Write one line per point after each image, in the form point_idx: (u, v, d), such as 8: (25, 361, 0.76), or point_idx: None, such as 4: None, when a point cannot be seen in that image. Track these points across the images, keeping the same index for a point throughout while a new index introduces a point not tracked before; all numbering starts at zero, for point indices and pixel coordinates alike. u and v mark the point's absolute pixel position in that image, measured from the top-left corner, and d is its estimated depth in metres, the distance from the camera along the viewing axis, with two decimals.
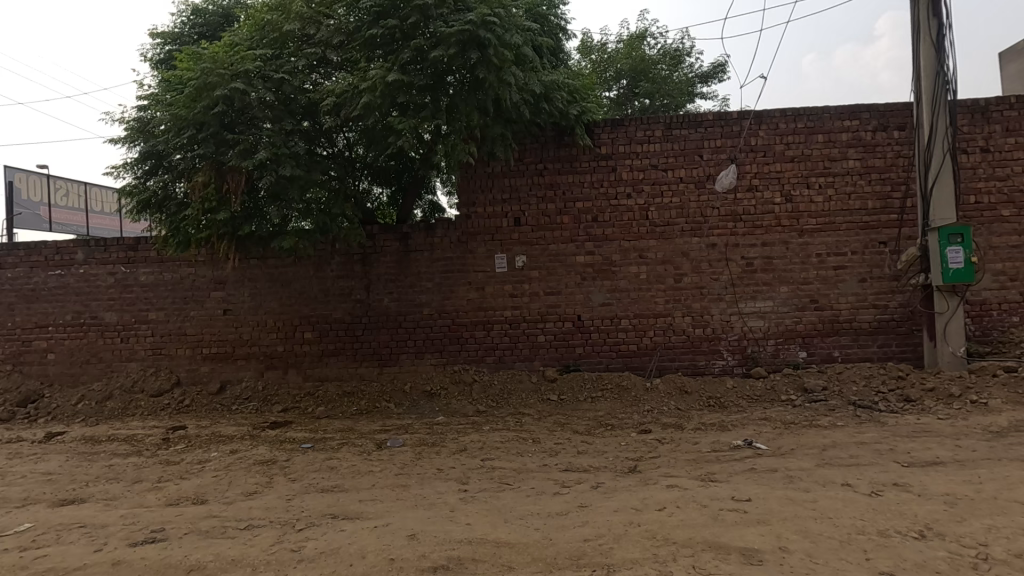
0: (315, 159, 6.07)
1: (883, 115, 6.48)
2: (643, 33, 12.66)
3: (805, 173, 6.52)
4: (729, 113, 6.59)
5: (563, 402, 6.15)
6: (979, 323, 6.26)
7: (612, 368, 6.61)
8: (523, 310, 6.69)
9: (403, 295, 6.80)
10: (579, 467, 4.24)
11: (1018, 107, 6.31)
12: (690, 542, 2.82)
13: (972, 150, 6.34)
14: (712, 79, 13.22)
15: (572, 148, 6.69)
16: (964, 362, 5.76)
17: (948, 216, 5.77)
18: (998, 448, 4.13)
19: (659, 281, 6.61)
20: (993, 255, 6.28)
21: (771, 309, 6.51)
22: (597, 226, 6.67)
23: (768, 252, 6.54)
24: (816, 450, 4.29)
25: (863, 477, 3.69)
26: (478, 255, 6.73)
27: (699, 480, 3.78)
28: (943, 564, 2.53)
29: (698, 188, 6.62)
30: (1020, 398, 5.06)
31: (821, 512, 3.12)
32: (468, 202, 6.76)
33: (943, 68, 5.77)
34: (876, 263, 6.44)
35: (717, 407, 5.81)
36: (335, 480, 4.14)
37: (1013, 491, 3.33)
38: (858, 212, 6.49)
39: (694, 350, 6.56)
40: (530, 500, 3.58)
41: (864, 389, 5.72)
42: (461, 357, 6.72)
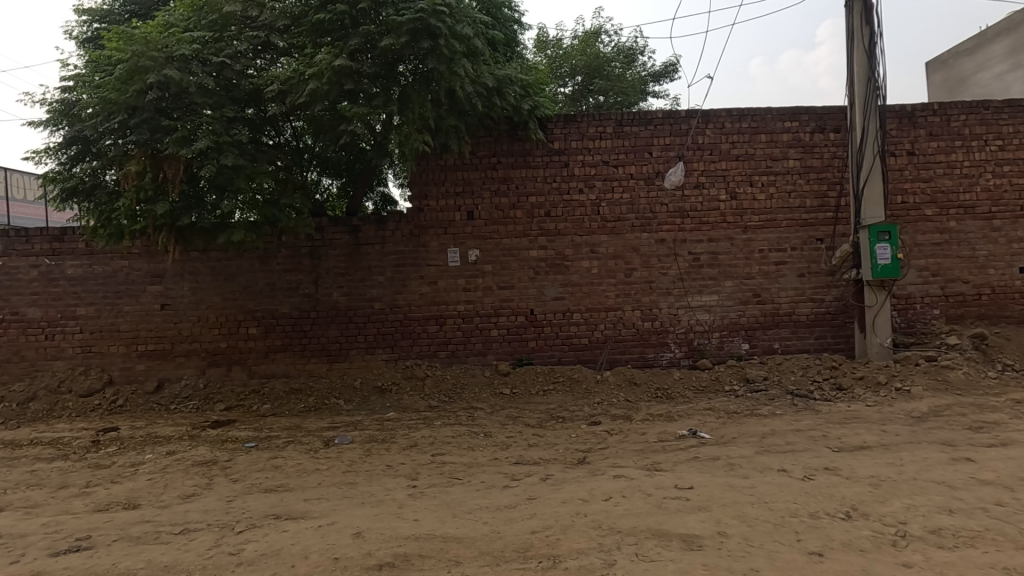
0: (260, 147, 5.84)
1: (821, 118, 6.80)
2: (597, 30, 12.83)
3: (749, 172, 6.76)
4: (678, 112, 6.75)
5: (516, 396, 6.17)
6: (906, 316, 6.68)
7: (564, 361, 6.68)
8: (476, 304, 6.66)
9: (354, 289, 6.65)
10: (530, 460, 4.27)
11: (940, 113, 6.74)
12: (634, 531, 2.88)
13: (900, 152, 6.73)
14: (663, 78, 13.51)
15: (525, 143, 6.70)
16: (890, 352, 6.14)
17: (878, 215, 6.12)
18: (918, 432, 4.42)
19: (610, 275, 6.72)
20: (917, 252, 6.70)
21: (717, 303, 6.74)
22: (550, 221, 6.71)
23: (714, 248, 6.75)
24: (756, 438, 4.47)
25: (798, 462, 3.88)
26: (431, 249, 6.65)
27: (645, 469, 3.88)
28: (866, 542, 2.68)
29: (647, 184, 6.76)
30: (939, 385, 5.43)
31: (758, 497, 3.26)
32: (420, 195, 6.66)
33: (874, 73, 6.09)
34: (813, 258, 6.76)
35: (665, 398, 5.97)
36: (280, 479, 4.02)
37: (930, 471, 3.57)
38: (797, 210, 6.78)
39: (643, 343, 6.71)
40: (479, 494, 3.58)
41: (802, 379, 6.01)
42: (414, 352, 6.65)
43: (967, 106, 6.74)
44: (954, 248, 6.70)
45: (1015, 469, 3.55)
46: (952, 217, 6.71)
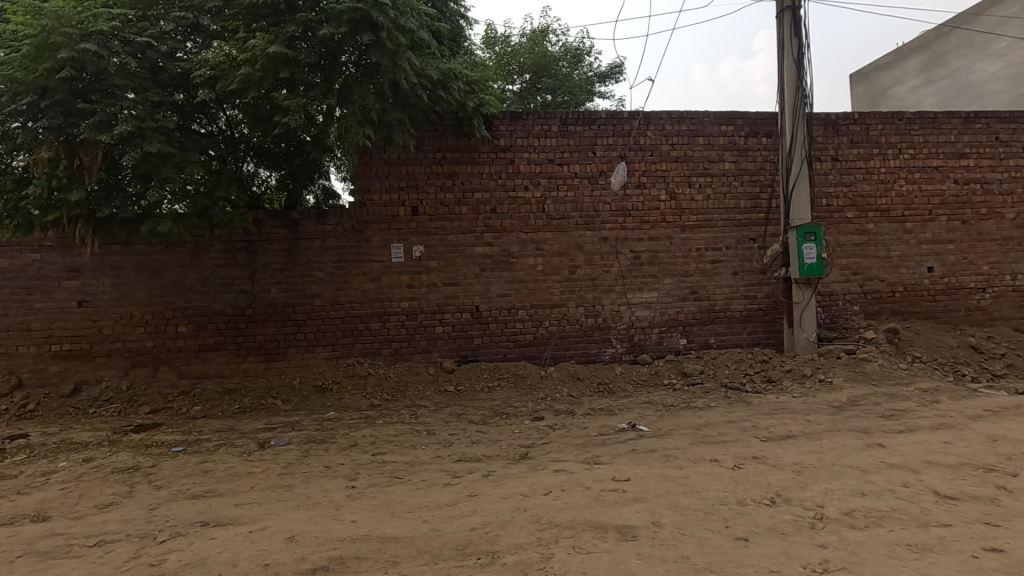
0: (189, 135, 5.54)
1: (754, 123, 7.13)
2: (545, 29, 12.92)
3: (688, 173, 7.00)
4: (621, 112, 6.89)
5: (460, 393, 6.13)
6: (829, 312, 7.11)
7: (509, 358, 6.70)
8: (421, 301, 6.58)
9: (292, 285, 6.42)
10: (473, 457, 4.26)
11: (860, 122, 7.21)
12: (572, 524, 2.93)
13: (825, 158, 7.15)
14: (609, 79, 13.77)
15: (471, 139, 6.67)
16: (815, 345, 6.53)
17: (804, 217, 6.48)
18: (838, 421, 4.72)
19: (555, 272, 6.79)
20: (839, 252, 7.14)
21: (657, 300, 6.94)
22: (496, 218, 6.71)
23: (654, 246, 6.95)
24: (691, 430, 4.64)
25: (729, 452, 4.05)
26: (374, 245, 6.51)
27: (585, 463, 3.95)
28: (787, 526, 2.83)
29: (591, 183, 6.87)
30: (857, 376, 5.81)
31: (691, 487, 3.39)
32: (363, 189, 6.49)
33: (801, 82, 6.44)
34: (746, 257, 7.08)
35: (606, 393, 6.10)
36: (208, 484, 3.83)
37: (846, 457, 3.82)
38: (732, 210, 7.08)
39: (587, 339, 6.84)
40: (420, 493, 3.54)
41: (735, 372, 6.29)
42: (356, 350, 6.50)
43: (884, 116, 7.24)
44: (872, 248, 7.18)
45: (920, 453, 3.84)
46: (870, 220, 7.19)
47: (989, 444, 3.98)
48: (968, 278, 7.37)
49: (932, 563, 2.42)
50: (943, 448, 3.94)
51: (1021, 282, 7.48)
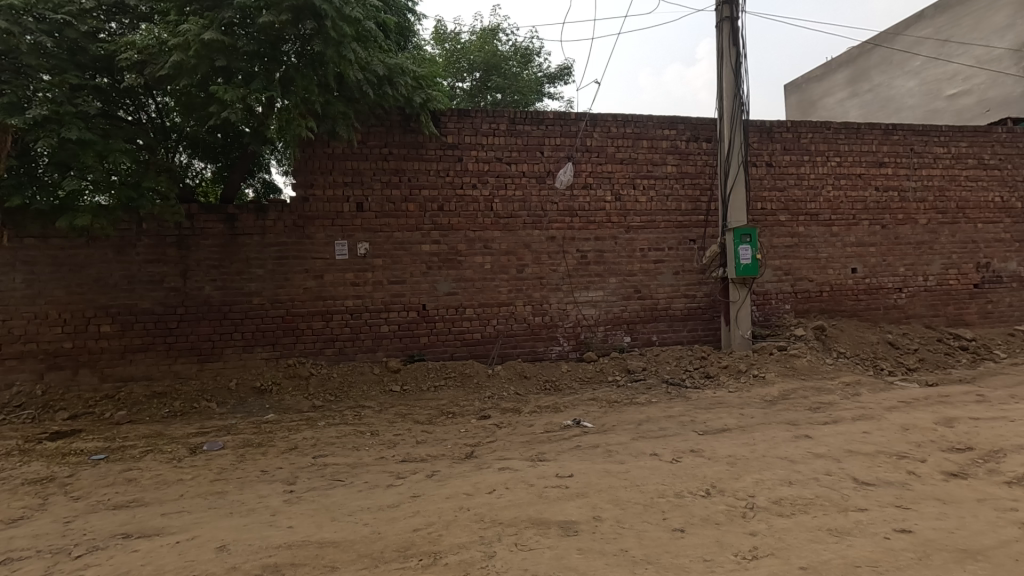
0: (114, 122, 5.20)
1: (694, 128, 7.39)
2: (495, 28, 12.94)
3: (632, 175, 7.18)
4: (568, 113, 6.98)
5: (406, 393, 6.03)
6: (763, 310, 7.46)
7: (456, 357, 6.66)
8: (366, 300, 6.44)
9: (228, 282, 6.13)
10: (417, 457, 4.21)
11: (792, 131, 7.60)
12: (515, 521, 2.94)
13: (760, 164, 7.49)
14: (558, 80, 13.92)
15: (418, 135, 6.58)
16: (749, 342, 6.85)
17: (740, 219, 6.78)
18: (769, 414, 4.97)
19: (503, 271, 6.81)
20: (773, 253, 7.51)
21: (602, 298, 7.08)
22: (443, 216, 6.65)
23: (600, 246, 7.09)
24: (633, 425, 4.77)
25: (668, 446, 4.19)
26: (316, 241, 6.31)
27: (530, 460, 3.98)
28: (720, 516, 2.95)
29: (539, 183, 6.93)
30: (788, 371, 6.13)
31: (631, 481, 3.47)
32: (305, 183, 6.28)
33: (739, 91, 6.72)
34: (687, 257, 7.33)
35: (552, 390, 6.18)
36: (132, 494, 3.60)
37: (775, 449, 4.02)
38: (674, 212, 7.31)
39: (534, 337, 6.89)
40: (361, 495, 3.46)
41: (675, 369, 6.50)
42: (297, 350, 6.28)
43: (813, 126, 7.66)
44: (802, 250, 7.59)
45: (842, 443, 4.09)
46: (800, 223, 7.59)
47: (902, 433, 4.28)
48: (886, 278, 7.91)
49: (850, 546, 2.57)
50: (862, 438, 4.21)
51: (932, 283, 8.11)
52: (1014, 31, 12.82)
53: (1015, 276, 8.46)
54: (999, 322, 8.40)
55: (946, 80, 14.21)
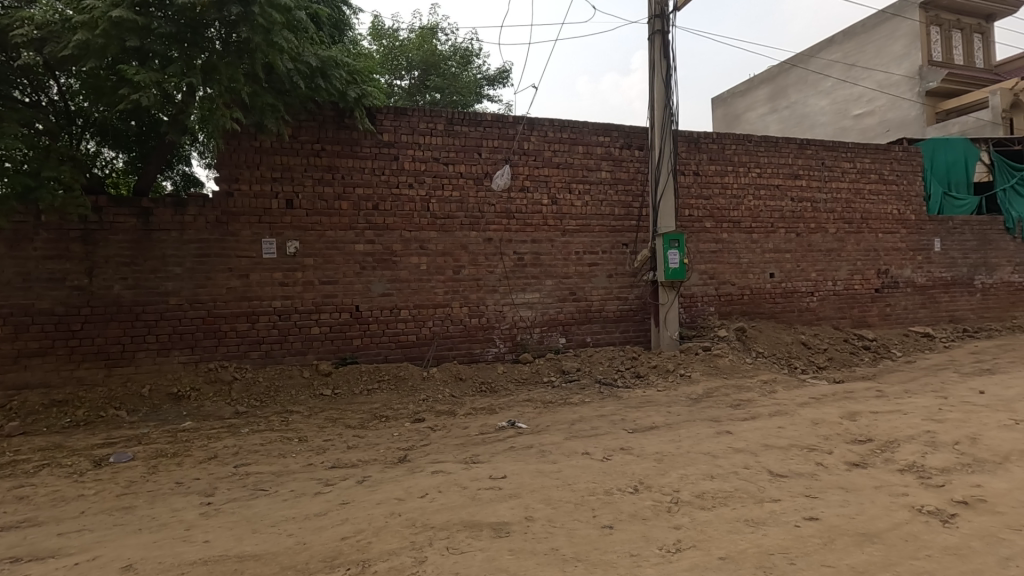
0: (8, 103, 4.74)
1: (627, 136, 7.64)
2: (434, 27, 12.85)
3: (568, 180, 7.33)
4: (506, 116, 7.04)
5: (337, 397, 5.84)
6: (690, 312, 7.80)
7: (390, 359, 6.53)
8: (294, 301, 6.18)
9: (142, 281, 5.70)
10: (347, 462, 4.08)
11: (717, 142, 8.00)
12: (447, 525, 2.91)
13: (688, 172, 7.83)
14: (498, 83, 13.99)
15: (352, 132, 6.41)
16: (677, 343, 7.17)
17: (669, 225, 7.08)
18: (695, 411, 5.20)
19: (439, 272, 6.74)
20: (699, 258, 7.87)
21: (538, 300, 7.16)
22: (378, 215, 6.50)
23: (536, 248, 7.17)
24: (566, 425, 4.85)
25: (599, 445, 4.29)
26: (241, 239, 6.00)
27: (463, 463, 3.95)
28: (647, 511, 3.05)
29: (477, 184, 6.92)
30: (712, 370, 6.45)
31: (562, 480, 3.53)
32: (229, 177, 5.95)
33: (669, 102, 7.02)
34: (619, 261, 7.56)
35: (488, 392, 6.18)
36: (24, 513, 3.27)
37: (699, 445, 4.20)
38: (608, 217, 7.52)
39: (470, 339, 6.86)
40: (285, 504, 3.31)
41: (608, 369, 6.68)
42: (219, 353, 5.93)
43: (736, 138, 8.11)
44: (726, 256, 8.01)
45: (759, 438, 4.34)
46: (724, 230, 8.01)
47: (812, 427, 4.60)
48: (800, 283, 8.49)
49: (764, 535, 2.73)
50: (778, 432, 4.49)
51: (840, 287, 8.77)
52: (909, 60, 14.27)
53: (909, 281, 9.32)
54: (896, 323, 9.21)
55: (852, 101, 15.59)
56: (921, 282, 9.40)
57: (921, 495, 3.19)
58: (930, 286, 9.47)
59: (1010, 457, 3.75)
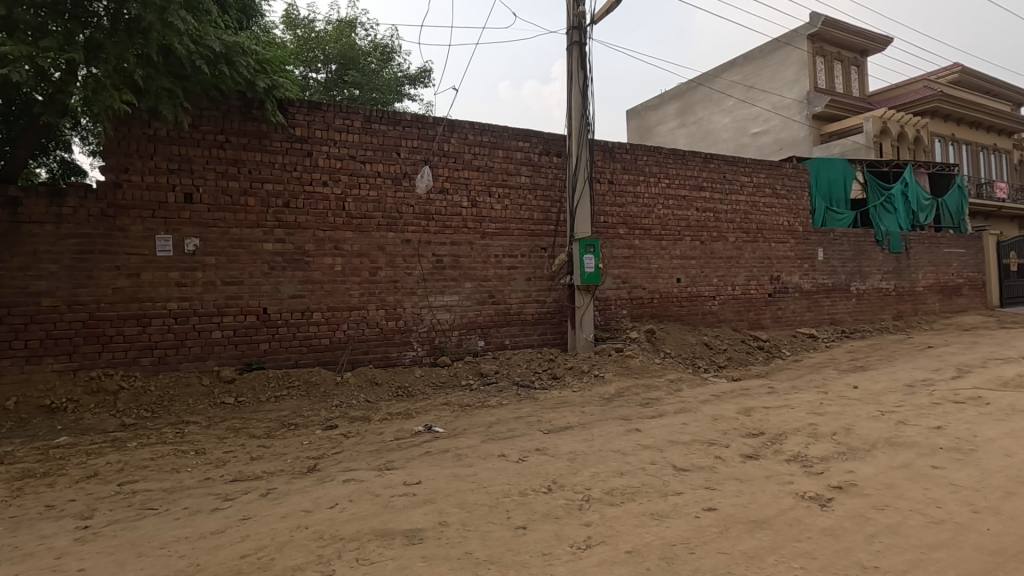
0: None
1: (546, 142, 7.83)
2: (353, 21, 12.45)
3: (488, 183, 7.38)
4: (425, 117, 6.97)
5: (240, 405, 5.47)
6: (604, 314, 8.09)
7: (301, 364, 6.22)
8: (193, 302, 5.73)
9: (8, 280, 5.04)
10: (250, 475, 3.84)
11: (630, 152, 8.38)
12: (357, 535, 2.82)
13: (603, 181, 8.13)
14: (419, 83, 13.80)
15: (261, 124, 6.07)
16: (591, 345, 7.40)
17: (585, 230, 7.32)
18: (607, 410, 5.40)
19: (354, 274, 6.52)
20: (613, 263, 8.18)
21: (457, 303, 7.12)
22: (289, 213, 6.19)
23: (455, 251, 7.14)
24: (483, 428, 4.86)
25: (515, 446, 4.33)
26: (131, 234, 5.49)
27: (376, 470, 3.84)
28: (560, 510, 3.12)
29: (395, 185, 6.78)
30: (624, 370, 6.73)
31: (478, 483, 3.53)
32: (117, 166, 5.43)
33: (585, 111, 7.27)
34: (538, 265, 7.70)
35: (404, 396, 6.05)
36: None
37: (610, 442, 4.37)
38: (526, 221, 7.65)
39: (386, 342, 6.69)
40: (178, 523, 3.05)
41: (525, 371, 6.77)
42: (103, 360, 5.36)
43: (648, 149, 8.53)
44: (638, 261, 8.39)
45: (665, 434, 4.57)
46: (637, 237, 8.39)
47: (712, 422, 4.92)
48: (703, 288, 9.06)
49: (667, 527, 2.87)
50: (682, 428, 4.75)
51: (738, 292, 9.46)
52: (798, 85, 15.71)
53: (797, 287, 10.22)
54: (786, 325, 10.06)
55: (751, 120, 16.90)
56: (807, 288, 10.35)
57: (804, 482, 3.51)
58: (814, 291, 10.44)
59: (877, 445, 4.20)
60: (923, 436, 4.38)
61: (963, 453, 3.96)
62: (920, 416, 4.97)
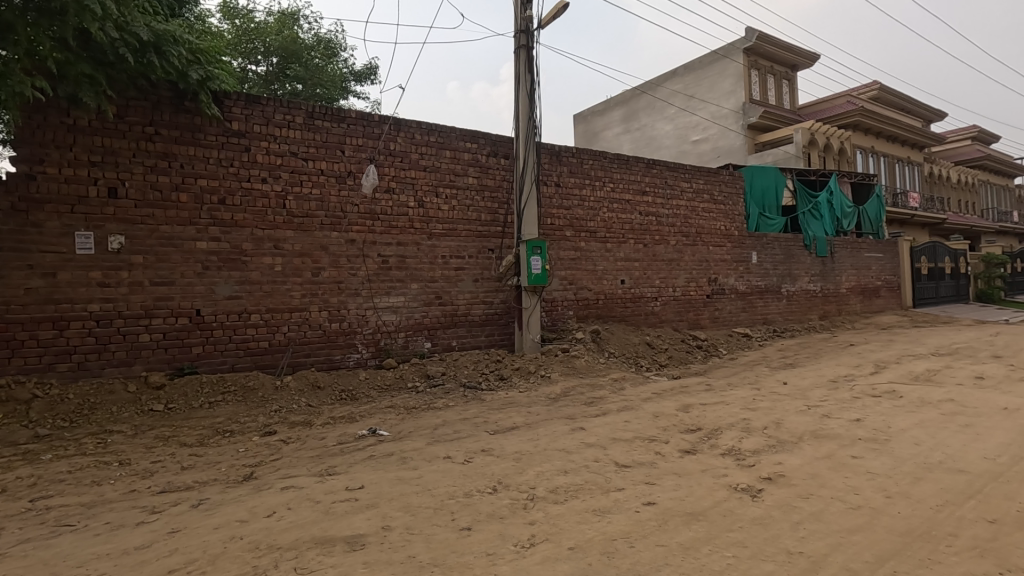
0: None
1: (494, 144, 7.86)
2: (296, 13, 12.05)
3: (435, 184, 7.33)
4: (371, 115, 6.84)
5: (170, 412, 5.17)
6: (551, 315, 8.19)
7: (237, 368, 5.95)
8: (118, 304, 5.37)
9: None
10: (180, 485, 3.65)
11: (577, 157, 8.53)
12: (296, 543, 2.73)
13: (550, 183, 8.24)
14: (365, 79, 13.53)
15: (194, 116, 5.79)
16: (538, 345, 7.48)
17: (532, 232, 7.40)
18: (553, 410, 5.48)
19: (295, 274, 6.31)
20: (560, 265, 8.30)
21: (403, 304, 7.03)
22: (225, 210, 5.93)
23: (402, 251, 7.04)
24: (429, 430, 4.82)
25: (461, 448, 4.32)
26: (47, 231, 5.09)
27: (317, 476, 3.73)
28: (504, 510, 3.13)
29: (339, 183, 6.62)
30: (569, 370, 6.85)
31: (423, 486, 3.50)
32: (31, 157, 5.03)
33: (533, 114, 7.35)
34: (485, 266, 7.71)
35: (348, 400, 5.91)
36: None
37: (555, 441, 4.43)
38: (474, 222, 7.65)
39: (329, 344, 6.51)
40: (98, 540, 2.86)
41: (472, 372, 6.76)
42: (13, 367, 4.93)
43: (594, 154, 8.71)
44: (584, 263, 8.55)
45: (608, 432, 4.68)
46: (583, 239, 8.55)
47: (653, 419, 5.08)
48: (646, 289, 9.34)
49: (609, 522, 2.95)
50: (624, 426, 4.88)
51: (679, 293, 9.81)
52: (734, 96, 16.47)
53: (733, 289, 10.70)
54: (723, 325, 10.52)
55: (691, 128, 17.60)
56: (742, 289, 10.85)
57: (737, 474, 3.68)
58: (749, 293, 10.97)
59: (803, 438, 4.46)
60: (844, 428, 4.69)
61: (878, 443, 4.27)
62: (841, 410, 5.32)
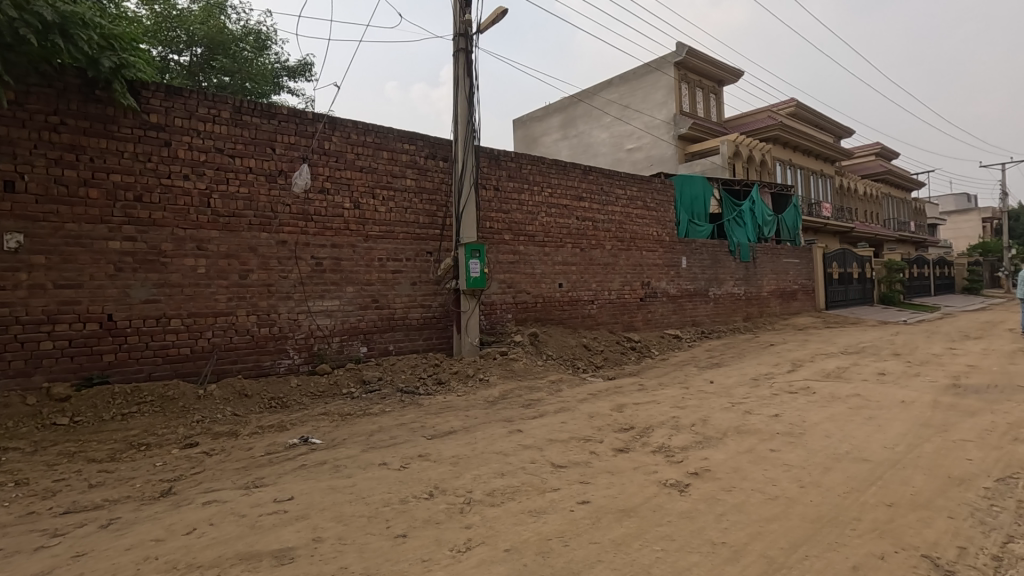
0: None
1: (432, 146, 7.81)
2: (223, 2, 11.44)
3: (371, 185, 7.19)
4: (304, 112, 6.61)
5: (77, 426, 4.75)
6: (490, 318, 8.22)
7: (154, 376, 5.57)
8: (15, 309, 4.89)
9: None
10: (87, 505, 3.37)
11: (516, 161, 8.61)
12: (218, 561, 2.59)
13: (489, 187, 8.27)
14: (299, 75, 13.07)
15: (106, 107, 5.39)
16: (477, 348, 7.49)
17: (471, 235, 7.40)
18: (491, 413, 5.48)
19: (220, 276, 5.99)
20: (499, 268, 8.34)
21: (337, 308, 6.83)
22: (141, 208, 5.54)
23: (336, 253, 6.84)
24: (364, 437, 4.70)
25: (397, 454, 4.24)
26: None
27: (243, 489, 3.55)
28: (440, 515, 3.11)
29: (269, 182, 6.36)
30: (508, 373, 6.89)
31: (356, 494, 3.41)
32: None
33: (471, 118, 7.36)
34: (423, 269, 7.63)
35: (278, 407, 5.66)
36: None
37: (493, 444, 4.44)
38: (412, 225, 7.55)
39: (258, 350, 6.22)
40: None
41: (410, 376, 6.66)
42: None
43: (532, 159, 8.82)
44: (523, 267, 8.64)
45: (545, 433, 4.75)
46: (521, 243, 8.64)
47: (589, 420, 5.19)
48: (583, 292, 9.55)
49: (544, 522, 2.99)
50: (561, 427, 4.96)
51: (614, 296, 10.09)
52: (666, 108, 17.16)
53: (665, 292, 11.13)
54: (655, 327, 10.92)
55: (626, 137, 18.16)
56: (673, 292, 11.32)
57: (666, 470, 3.83)
58: (679, 296, 11.45)
59: (727, 433, 4.70)
60: (765, 423, 4.98)
61: (794, 436, 4.56)
62: (763, 406, 5.64)
